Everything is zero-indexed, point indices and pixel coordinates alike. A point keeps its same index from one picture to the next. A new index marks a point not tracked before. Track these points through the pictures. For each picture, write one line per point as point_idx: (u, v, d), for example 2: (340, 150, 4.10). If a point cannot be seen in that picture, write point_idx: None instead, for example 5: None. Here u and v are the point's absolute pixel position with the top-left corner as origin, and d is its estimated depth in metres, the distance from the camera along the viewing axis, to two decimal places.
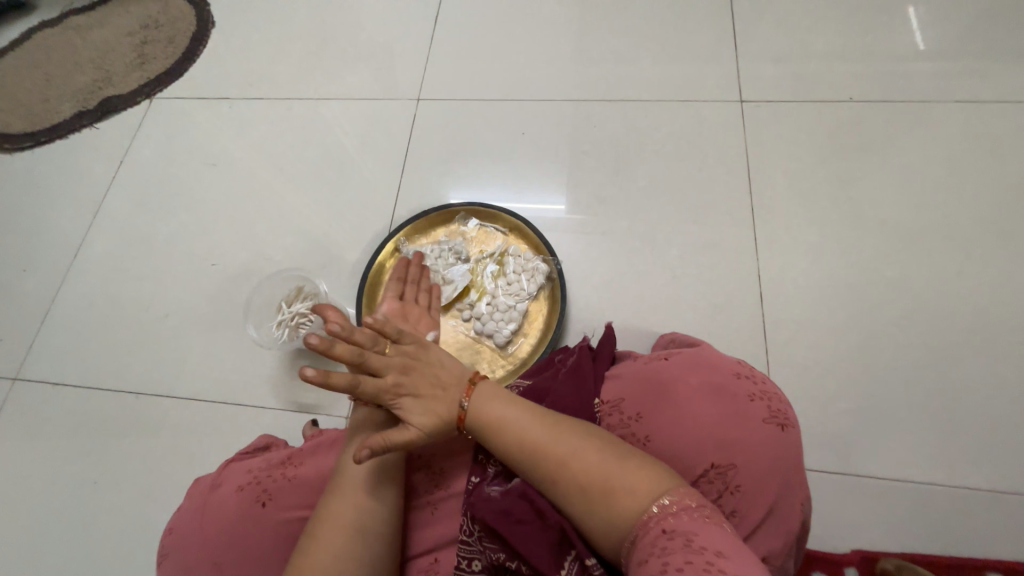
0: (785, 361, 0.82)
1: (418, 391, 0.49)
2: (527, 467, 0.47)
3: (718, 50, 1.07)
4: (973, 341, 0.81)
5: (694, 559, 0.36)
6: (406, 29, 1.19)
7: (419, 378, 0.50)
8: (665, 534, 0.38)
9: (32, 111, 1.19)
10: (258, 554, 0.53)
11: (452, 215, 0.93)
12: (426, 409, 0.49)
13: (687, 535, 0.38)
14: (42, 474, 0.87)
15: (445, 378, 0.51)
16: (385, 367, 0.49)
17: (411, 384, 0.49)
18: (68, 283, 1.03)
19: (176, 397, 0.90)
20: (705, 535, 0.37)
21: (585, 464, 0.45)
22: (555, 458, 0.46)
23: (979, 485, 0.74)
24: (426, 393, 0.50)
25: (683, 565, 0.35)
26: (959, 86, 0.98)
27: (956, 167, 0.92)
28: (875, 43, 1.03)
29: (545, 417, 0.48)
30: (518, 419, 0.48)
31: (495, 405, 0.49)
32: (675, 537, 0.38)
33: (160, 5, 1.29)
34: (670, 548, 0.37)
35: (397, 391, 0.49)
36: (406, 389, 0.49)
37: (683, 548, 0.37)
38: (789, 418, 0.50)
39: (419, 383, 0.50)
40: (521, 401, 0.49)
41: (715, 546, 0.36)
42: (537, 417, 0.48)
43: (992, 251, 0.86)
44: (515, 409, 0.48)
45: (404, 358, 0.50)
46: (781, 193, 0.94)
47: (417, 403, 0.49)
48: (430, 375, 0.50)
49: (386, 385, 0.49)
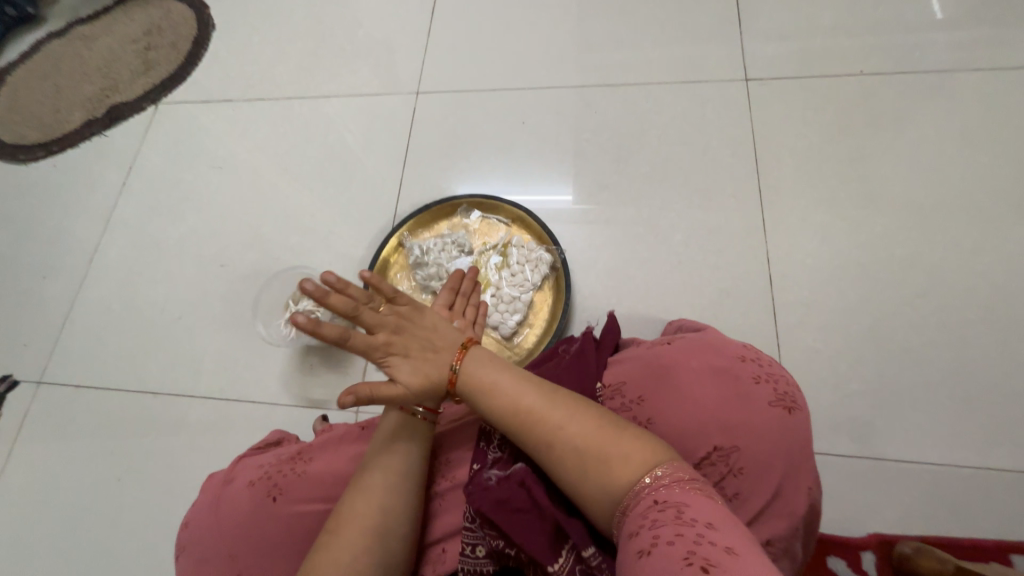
0: (795, 345, 0.81)
1: (409, 351, 0.49)
2: (522, 438, 0.47)
3: (721, 29, 1.04)
4: (991, 319, 0.79)
5: (684, 531, 0.35)
6: (402, 23, 1.18)
7: (410, 339, 0.49)
8: (656, 506, 0.38)
9: (44, 122, 1.22)
10: (270, 547, 0.54)
11: (454, 207, 0.93)
12: (413, 368, 0.49)
13: (679, 508, 0.37)
14: (68, 473, 0.91)
15: (438, 343, 0.50)
16: (378, 324, 0.48)
17: (401, 344, 0.49)
18: (85, 288, 1.06)
19: (191, 396, 0.92)
20: (697, 508, 0.37)
21: (579, 433, 0.44)
22: (548, 426, 0.45)
23: (999, 466, 0.72)
24: (415, 353, 0.49)
25: (674, 537, 0.35)
26: (975, 55, 0.94)
27: (973, 140, 0.89)
28: (885, 14, 0.99)
29: (539, 387, 0.48)
30: (510, 389, 0.47)
31: (489, 373, 0.49)
32: (666, 509, 0.38)
33: (162, 12, 1.31)
34: (662, 521, 0.37)
35: (387, 349, 0.48)
36: (396, 348, 0.49)
37: (673, 521, 0.36)
38: (797, 401, 0.49)
39: (410, 345, 0.49)
40: (514, 369, 0.49)
41: (706, 518, 0.36)
42: (529, 387, 0.48)
43: (1011, 225, 0.83)
44: (508, 378, 0.48)
45: (397, 317, 0.49)
46: (788, 173, 0.91)
47: (406, 362, 0.49)
48: (422, 337, 0.50)
49: (378, 342, 0.48)
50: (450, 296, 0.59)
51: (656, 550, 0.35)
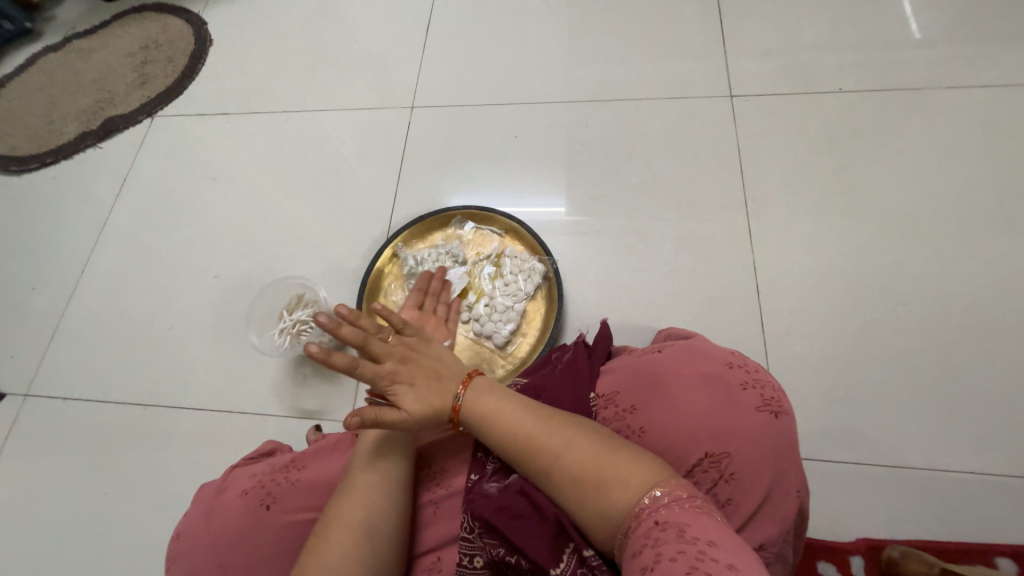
0: (784, 352, 0.82)
1: (414, 380, 0.50)
2: (524, 465, 0.48)
3: (707, 46, 1.08)
4: (971, 325, 0.81)
5: (686, 549, 0.36)
6: (398, 38, 1.21)
7: (417, 369, 0.51)
8: (658, 526, 0.38)
9: (38, 133, 1.22)
10: (263, 556, 0.54)
11: (448, 218, 0.94)
12: (418, 397, 0.49)
13: (680, 526, 0.38)
14: (54, 487, 0.89)
15: (443, 372, 0.52)
16: (386, 353, 0.50)
17: (407, 373, 0.50)
18: (76, 299, 1.05)
19: (182, 407, 0.92)
20: (698, 526, 0.37)
21: (578, 458, 0.45)
22: (548, 453, 0.46)
23: (983, 470, 0.73)
24: (421, 382, 0.50)
25: (676, 555, 0.35)
26: (949, 72, 0.98)
27: (949, 153, 0.92)
28: (863, 34, 1.04)
29: (536, 415, 0.48)
30: (509, 416, 0.48)
31: (486, 400, 0.50)
32: (668, 528, 0.38)
33: (160, 26, 1.33)
34: (664, 539, 0.37)
35: (392, 379, 0.50)
36: (403, 378, 0.50)
37: (675, 538, 0.37)
38: (783, 405, 0.50)
39: (415, 374, 0.50)
40: (514, 396, 0.50)
41: (707, 536, 0.36)
42: (529, 413, 0.48)
43: (988, 235, 0.86)
44: (506, 405, 0.49)
45: (404, 348, 0.51)
46: (774, 185, 0.94)
47: (411, 391, 0.49)
48: (428, 367, 0.51)
49: (384, 372, 0.49)
50: (419, 296, 0.63)
51: (659, 567, 0.35)
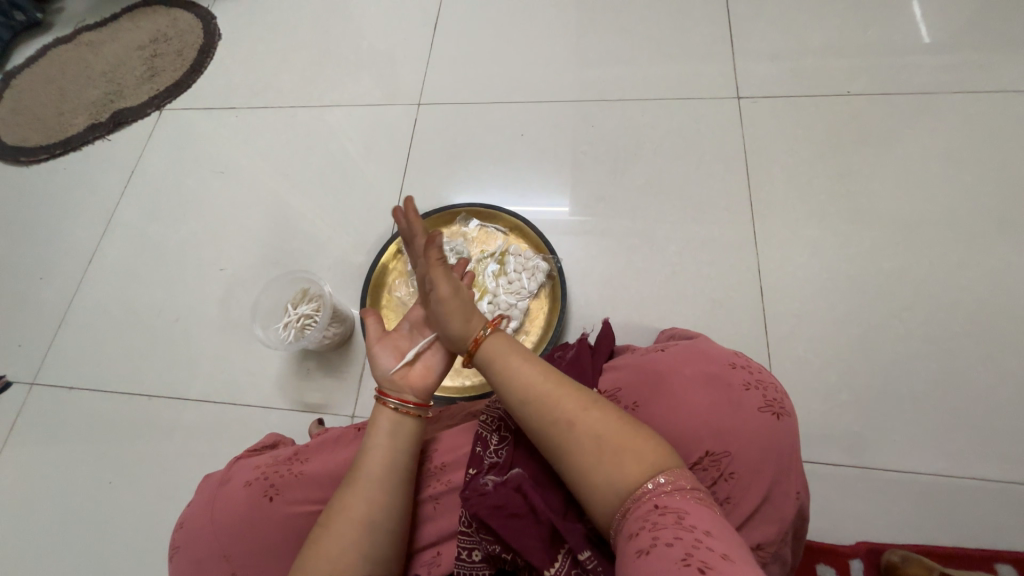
0: (786, 355, 0.82)
1: (453, 280, 0.58)
2: (539, 422, 0.48)
3: (714, 48, 1.07)
4: (976, 332, 0.81)
5: (683, 536, 0.36)
6: (406, 35, 1.21)
7: (454, 279, 0.58)
8: (657, 510, 0.39)
9: (47, 124, 1.23)
10: (265, 547, 0.54)
11: (453, 216, 0.94)
12: (455, 292, 0.56)
13: (679, 513, 0.38)
14: (59, 475, 0.90)
15: (470, 300, 0.60)
16: (435, 264, 0.61)
17: (447, 282, 0.59)
18: (83, 289, 1.06)
19: (186, 398, 0.92)
20: (697, 515, 0.38)
21: (592, 423, 0.46)
22: (564, 412, 0.47)
23: (985, 476, 0.73)
24: (457, 291, 0.59)
25: (673, 541, 0.36)
26: (958, 78, 0.97)
27: (956, 159, 0.92)
28: (872, 38, 1.03)
29: (556, 377, 0.50)
30: (529, 373, 0.50)
31: (511, 355, 0.52)
32: (667, 513, 0.38)
33: (169, 20, 1.33)
34: (661, 524, 0.38)
35: (438, 277, 0.59)
36: (443, 277, 0.58)
37: (673, 525, 0.37)
38: (785, 407, 0.50)
39: (452, 285, 0.59)
40: (537, 361, 0.51)
41: (705, 526, 0.37)
42: (550, 375, 0.50)
43: (994, 241, 0.86)
44: (528, 364, 0.51)
45: (447, 266, 0.61)
46: (780, 188, 0.94)
47: (453, 287, 0.58)
48: (463, 284, 0.59)
49: (431, 270, 0.59)
50: None
51: (655, 551, 0.36)
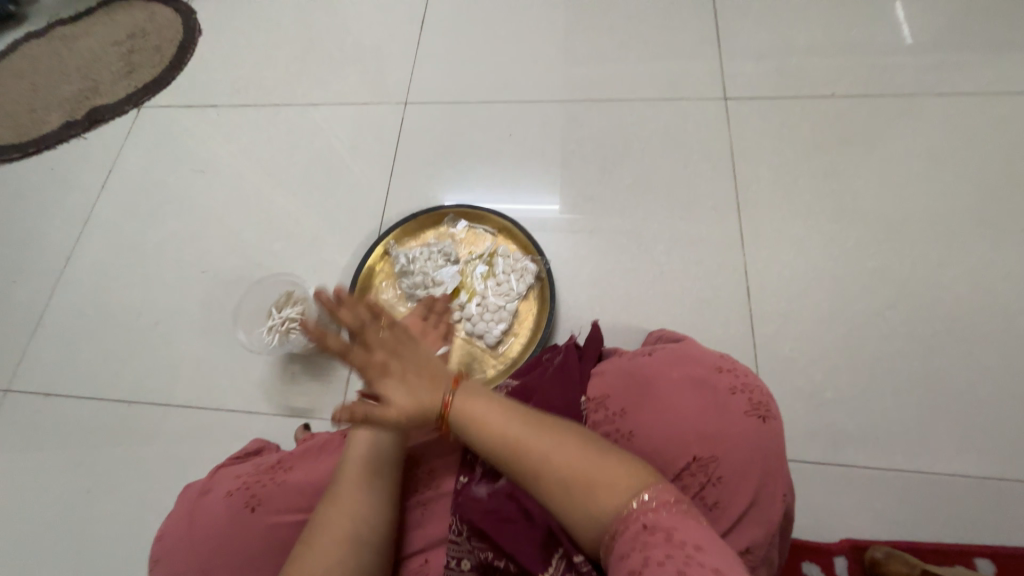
0: (773, 355, 0.83)
1: (403, 373, 0.48)
2: (510, 466, 0.46)
3: (702, 48, 1.08)
4: (955, 330, 0.82)
5: (674, 554, 0.36)
6: (392, 32, 1.19)
7: (408, 364, 0.48)
8: (646, 529, 0.38)
9: (20, 122, 1.19)
10: (247, 558, 0.53)
11: (441, 216, 0.93)
12: (408, 392, 0.47)
13: (668, 530, 0.38)
14: (36, 485, 0.87)
15: (434, 371, 0.49)
16: (377, 343, 0.48)
17: (397, 367, 0.48)
18: (59, 292, 1.03)
19: (168, 404, 0.90)
20: (685, 529, 0.38)
21: (567, 460, 0.44)
22: (538, 451, 0.45)
23: (962, 472, 0.75)
24: (411, 378, 0.48)
25: (665, 560, 0.36)
26: (938, 79, 0.99)
27: (936, 159, 0.93)
28: (856, 39, 1.04)
29: (528, 415, 0.47)
30: (498, 413, 0.47)
31: (474, 402, 0.48)
32: (656, 532, 0.38)
33: (147, 14, 1.30)
34: (652, 544, 0.37)
35: (382, 370, 0.48)
36: (392, 371, 0.48)
37: (664, 543, 0.37)
38: (771, 409, 0.50)
39: (405, 369, 0.48)
40: (501, 397, 0.48)
41: (694, 540, 0.37)
42: (516, 416, 0.47)
43: (973, 241, 0.87)
44: (495, 407, 0.48)
45: (395, 340, 0.48)
46: (765, 188, 0.94)
47: (400, 386, 0.47)
48: (417, 360, 0.49)
49: (373, 362, 0.47)
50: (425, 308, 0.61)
51: (649, 574, 0.35)
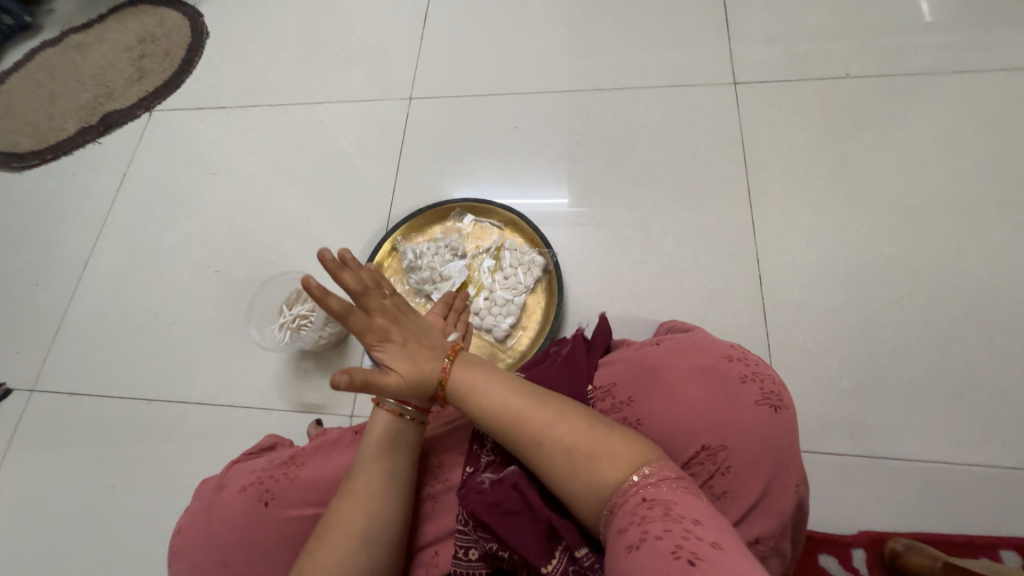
0: (786, 345, 0.82)
1: (405, 341, 0.50)
2: (510, 441, 0.47)
3: (709, 34, 1.05)
4: (977, 317, 0.80)
5: (672, 527, 0.36)
6: (395, 29, 1.19)
7: (408, 330, 0.51)
8: (644, 504, 0.38)
9: (38, 130, 1.22)
10: (261, 552, 0.54)
11: (447, 211, 0.93)
12: (409, 359, 0.49)
13: (667, 505, 0.38)
14: (61, 480, 0.90)
15: (431, 339, 0.52)
16: (379, 310, 0.49)
17: (398, 334, 0.50)
18: (79, 294, 1.06)
19: (184, 401, 0.92)
20: (685, 505, 0.37)
21: (566, 434, 0.44)
22: (538, 425, 0.45)
23: (986, 463, 0.73)
24: (411, 345, 0.50)
25: (662, 532, 0.35)
26: (958, 57, 0.95)
27: (956, 140, 0.90)
28: (870, 18, 1.01)
29: (527, 391, 0.48)
30: (496, 391, 0.48)
31: (474, 378, 0.49)
32: (654, 506, 0.38)
33: (156, 20, 1.31)
34: (650, 517, 0.37)
35: (382, 337, 0.50)
36: (393, 338, 0.50)
37: (662, 517, 0.37)
38: (783, 398, 0.49)
39: (406, 336, 0.51)
40: (502, 375, 0.50)
41: (693, 515, 0.37)
42: (515, 392, 0.48)
43: (995, 225, 0.84)
44: (496, 383, 0.49)
45: (396, 309, 0.51)
46: (777, 175, 0.92)
47: (401, 351, 0.50)
48: (417, 330, 0.52)
49: (376, 327, 0.49)
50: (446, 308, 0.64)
51: (645, 544, 0.35)
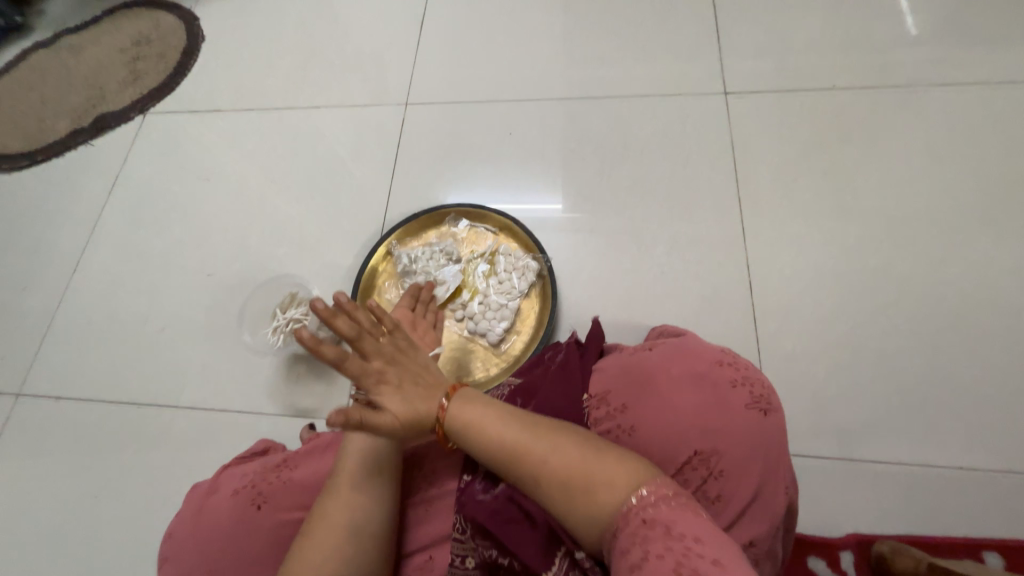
0: (776, 351, 0.83)
1: (401, 382, 0.50)
2: (510, 470, 0.47)
3: (701, 45, 1.07)
4: (960, 324, 0.82)
5: (673, 547, 0.36)
6: (391, 36, 1.20)
7: (405, 371, 0.51)
8: (645, 523, 0.39)
9: (28, 131, 1.21)
10: (253, 555, 0.54)
11: (442, 217, 0.94)
12: (405, 400, 0.49)
13: (666, 523, 0.38)
14: (47, 487, 0.89)
15: (428, 379, 0.52)
16: (375, 352, 0.50)
17: (394, 375, 0.50)
18: (68, 297, 1.05)
19: (175, 406, 0.92)
20: (684, 521, 0.38)
21: (564, 459, 0.45)
22: (538, 454, 0.46)
23: (969, 467, 0.74)
24: (408, 385, 0.50)
25: (664, 553, 0.36)
26: (940, 72, 0.98)
27: (938, 152, 0.93)
28: (856, 33, 1.04)
29: (523, 419, 0.48)
30: (493, 421, 0.48)
31: (470, 410, 0.49)
32: (655, 525, 0.38)
33: (151, 23, 1.31)
34: (651, 537, 0.38)
35: (379, 379, 0.50)
36: (388, 379, 0.50)
37: (663, 536, 0.37)
38: (772, 403, 0.50)
39: (402, 376, 0.50)
40: (497, 403, 0.50)
41: (693, 532, 0.37)
42: (512, 421, 0.48)
43: (976, 234, 0.86)
44: (495, 414, 0.49)
45: (394, 349, 0.51)
46: (766, 184, 0.94)
47: (397, 394, 0.49)
48: (414, 371, 0.51)
49: (371, 369, 0.49)
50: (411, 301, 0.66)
51: (649, 565, 0.36)
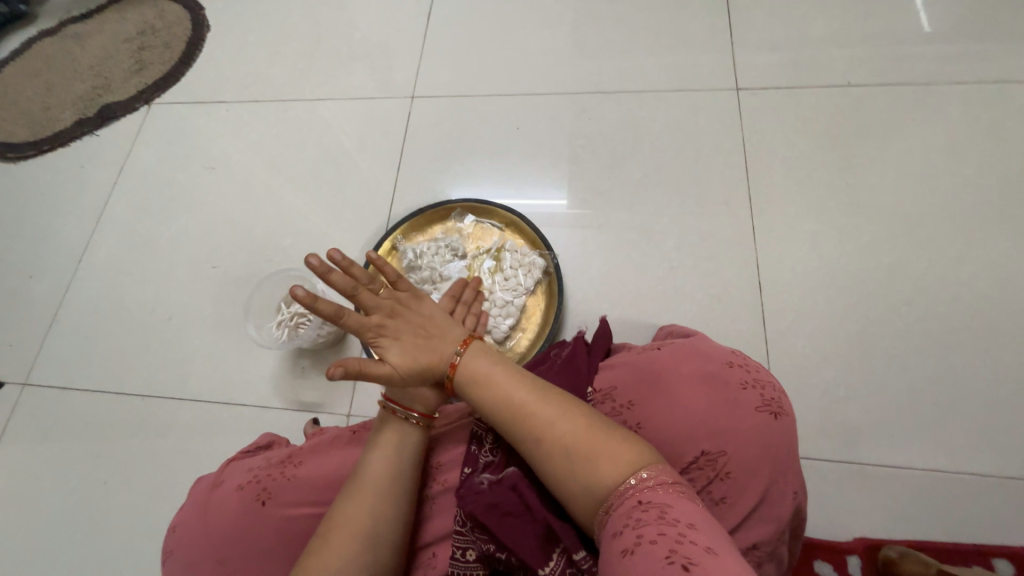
0: (785, 351, 0.82)
1: (400, 334, 0.52)
2: (512, 432, 0.47)
3: (714, 39, 1.05)
4: (973, 327, 0.80)
5: (666, 531, 0.35)
6: (398, 27, 1.18)
7: (404, 323, 0.52)
8: (640, 506, 0.38)
9: (34, 120, 1.21)
10: (257, 550, 0.54)
11: (448, 211, 0.93)
12: (403, 350, 0.51)
13: (662, 508, 0.37)
14: (53, 476, 0.89)
15: (431, 330, 0.53)
16: (375, 307, 0.52)
17: (393, 327, 0.52)
18: (74, 287, 1.05)
19: (180, 398, 0.92)
20: (680, 508, 0.37)
21: (567, 431, 0.44)
22: (542, 420, 0.45)
23: (979, 471, 0.73)
24: (406, 337, 0.52)
25: (656, 538, 0.35)
26: (959, 68, 0.96)
27: (956, 151, 0.91)
28: (873, 27, 1.02)
29: (533, 384, 0.48)
30: (506, 381, 0.48)
31: (484, 365, 0.50)
32: (650, 509, 0.38)
33: (157, 11, 1.30)
34: (644, 521, 0.37)
35: (379, 331, 0.51)
36: (388, 331, 0.52)
37: (656, 521, 0.36)
38: (783, 406, 0.49)
39: (401, 329, 0.52)
40: (512, 365, 0.50)
41: (688, 518, 0.36)
42: (525, 383, 0.48)
43: (993, 235, 0.85)
44: (505, 373, 0.49)
45: (393, 301, 0.52)
46: (777, 182, 0.93)
47: (395, 344, 0.51)
48: (416, 323, 0.52)
49: (371, 324, 0.51)
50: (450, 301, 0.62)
51: (640, 549, 0.35)
